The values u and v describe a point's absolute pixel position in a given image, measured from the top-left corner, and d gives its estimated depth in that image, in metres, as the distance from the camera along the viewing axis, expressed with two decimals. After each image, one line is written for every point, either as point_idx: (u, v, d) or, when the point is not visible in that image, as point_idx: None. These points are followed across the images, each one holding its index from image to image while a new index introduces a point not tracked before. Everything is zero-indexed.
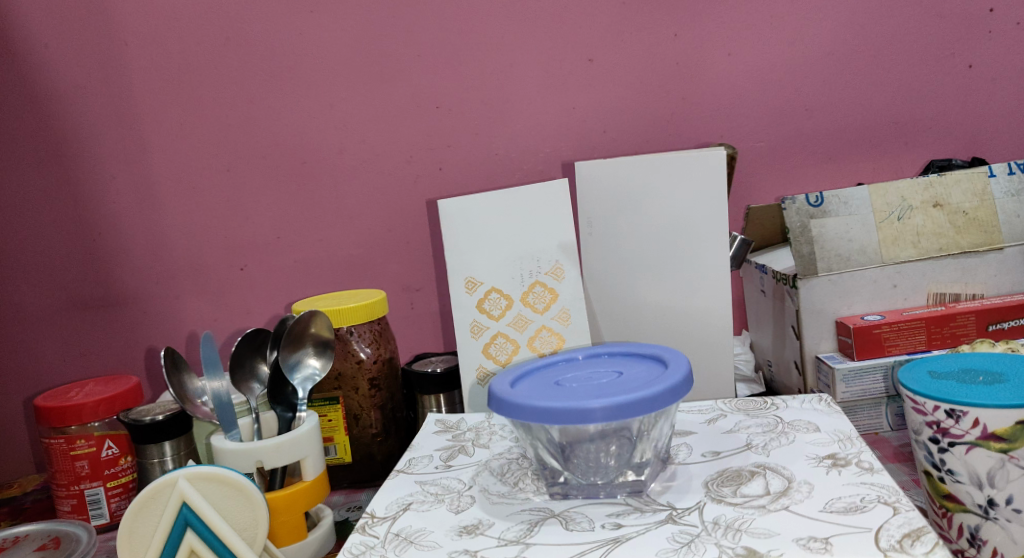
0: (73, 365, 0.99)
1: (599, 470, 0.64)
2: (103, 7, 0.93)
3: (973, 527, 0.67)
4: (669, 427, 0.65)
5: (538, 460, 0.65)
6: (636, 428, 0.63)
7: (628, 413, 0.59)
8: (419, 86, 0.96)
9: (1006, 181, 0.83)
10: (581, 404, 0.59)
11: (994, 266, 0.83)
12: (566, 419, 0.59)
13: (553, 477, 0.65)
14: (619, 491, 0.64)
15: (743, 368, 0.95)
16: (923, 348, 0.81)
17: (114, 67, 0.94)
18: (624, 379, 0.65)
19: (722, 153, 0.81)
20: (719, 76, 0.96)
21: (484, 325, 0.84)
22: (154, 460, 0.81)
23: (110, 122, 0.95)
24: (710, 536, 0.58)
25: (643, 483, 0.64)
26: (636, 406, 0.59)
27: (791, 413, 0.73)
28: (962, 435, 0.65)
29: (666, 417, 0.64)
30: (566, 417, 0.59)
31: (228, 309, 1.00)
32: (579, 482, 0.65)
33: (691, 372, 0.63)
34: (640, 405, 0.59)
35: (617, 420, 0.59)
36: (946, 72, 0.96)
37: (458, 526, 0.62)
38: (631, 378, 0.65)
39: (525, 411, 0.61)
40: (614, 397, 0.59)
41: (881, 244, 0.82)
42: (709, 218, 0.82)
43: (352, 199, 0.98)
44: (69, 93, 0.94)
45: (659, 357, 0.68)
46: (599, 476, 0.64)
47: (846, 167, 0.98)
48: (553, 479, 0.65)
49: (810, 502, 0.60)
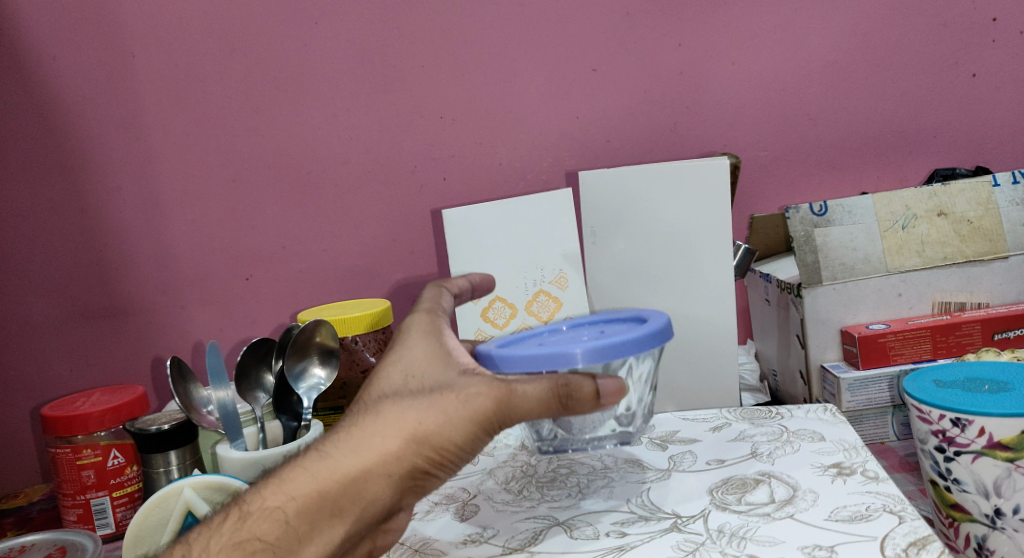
0: (80, 373, 0.99)
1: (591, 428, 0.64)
2: (111, 19, 0.94)
3: (980, 537, 0.66)
4: (652, 379, 0.65)
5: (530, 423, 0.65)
6: (625, 372, 0.62)
7: (609, 355, 0.60)
8: (424, 96, 0.96)
9: (1010, 190, 0.83)
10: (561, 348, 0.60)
11: (999, 275, 0.83)
12: (550, 364, 0.60)
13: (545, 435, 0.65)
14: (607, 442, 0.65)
15: (748, 378, 0.96)
16: (929, 357, 0.81)
17: (121, 78, 0.95)
18: (603, 336, 0.65)
19: (726, 161, 0.81)
20: (721, 86, 0.96)
21: (489, 334, 0.85)
22: (159, 469, 0.80)
23: (117, 132, 0.96)
24: (715, 544, 0.58)
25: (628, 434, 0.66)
26: (618, 349, 0.60)
27: (797, 422, 0.73)
28: (968, 444, 0.65)
29: (648, 368, 0.64)
30: (548, 361, 0.60)
31: (235, 317, 1.00)
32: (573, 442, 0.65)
33: (670, 324, 0.65)
34: (622, 349, 0.60)
35: (600, 360, 0.60)
36: (948, 81, 0.96)
37: (462, 534, 0.63)
38: (612, 334, 0.65)
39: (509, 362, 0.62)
40: (596, 342, 0.60)
41: (886, 253, 0.83)
42: (711, 228, 0.83)
43: (357, 209, 0.99)
44: (78, 104, 0.95)
45: (641, 320, 0.68)
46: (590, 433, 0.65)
47: (850, 176, 0.98)
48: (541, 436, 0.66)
49: (815, 511, 0.60)
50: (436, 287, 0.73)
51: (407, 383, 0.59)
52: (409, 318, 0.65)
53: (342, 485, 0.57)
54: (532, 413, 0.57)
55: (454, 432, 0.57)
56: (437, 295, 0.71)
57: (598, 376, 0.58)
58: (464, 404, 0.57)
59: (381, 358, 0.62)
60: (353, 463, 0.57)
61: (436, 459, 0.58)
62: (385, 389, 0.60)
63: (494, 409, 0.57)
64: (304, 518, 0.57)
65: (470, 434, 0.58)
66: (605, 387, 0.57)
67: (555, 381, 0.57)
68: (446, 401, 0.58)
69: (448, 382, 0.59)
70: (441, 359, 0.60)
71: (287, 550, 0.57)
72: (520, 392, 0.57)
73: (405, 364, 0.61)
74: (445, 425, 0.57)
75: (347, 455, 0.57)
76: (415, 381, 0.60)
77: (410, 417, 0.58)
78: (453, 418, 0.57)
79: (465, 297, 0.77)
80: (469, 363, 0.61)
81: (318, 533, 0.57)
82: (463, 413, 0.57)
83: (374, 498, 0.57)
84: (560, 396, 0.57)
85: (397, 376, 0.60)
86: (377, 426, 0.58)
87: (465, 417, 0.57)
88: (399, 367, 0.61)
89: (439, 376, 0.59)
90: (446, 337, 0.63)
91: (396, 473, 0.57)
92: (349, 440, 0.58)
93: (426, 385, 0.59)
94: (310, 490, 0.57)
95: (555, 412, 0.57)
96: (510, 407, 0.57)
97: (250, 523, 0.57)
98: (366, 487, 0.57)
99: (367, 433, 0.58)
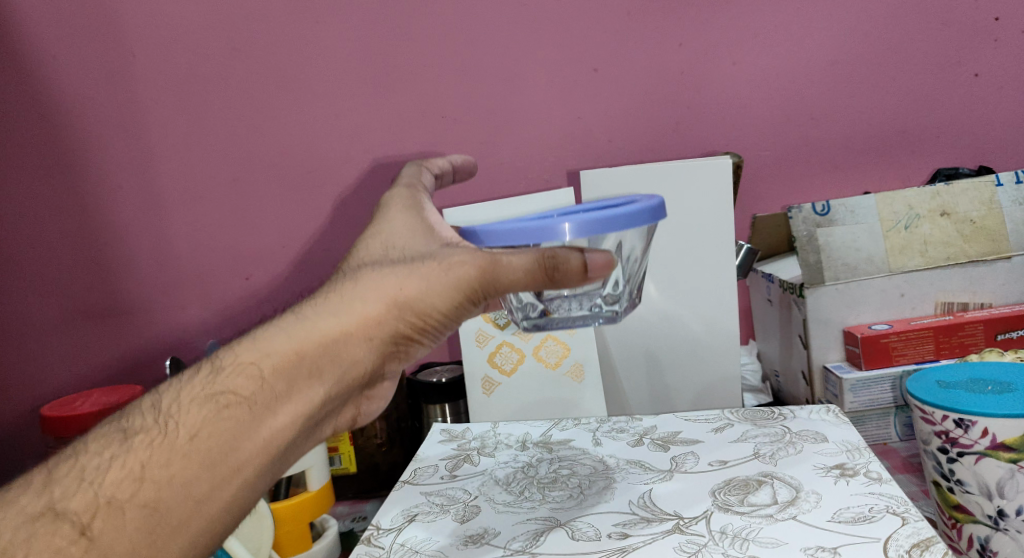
0: (81, 373, 0.99)
1: (580, 302, 0.61)
2: (110, 20, 0.93)
3: (983, 538, 0.66)
4: (643, 261, 0.62)
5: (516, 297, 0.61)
6: (614, 247, 0.58)
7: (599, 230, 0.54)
8: (424, 96, 0.96)
9: (1013, 190, 0.82)
10: (546, 223, 0.55)
11: (1002, 275, 0.82)
12: (537, 237, 0.55)
13: (531, 309, 0.61)
14: (598, 319, 0.61)
15: (750, 378, 0.95)
16: (931, 357, 0.80)
17: (120, 78, 0.94)
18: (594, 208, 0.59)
19: (729, 160, 0.82)
20: (723, 86, 0.96)
21: (490, 333, 0.84)
22: None
23: (116, 133, 0.96)
24: (718, 546, 0.57)
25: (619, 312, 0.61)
26: (611, 223, 0.54)
27: (799, 423, 0.73)
28: (971, 445, 0.64)
29: (642, 241, 0.60)
30: (533, 236, 0.55)
31: (234, 318, 0.99)
32: (559, 320, 0.61)
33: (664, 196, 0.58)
34: (613, 223, 0.54)
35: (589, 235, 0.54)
36: (951, 81, 0.95)
37: (463, 536, 0.62)
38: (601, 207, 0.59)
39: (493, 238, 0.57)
40: (587, 215, 0.54)
41: (888, 253, 0.82)
42: (713, 228, 0.83)
43: (358, 209, 0.98)
44: (76, 104, 0.95)
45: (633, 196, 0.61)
46: (579, 308, 0.61)
47: (852, 176, 0.98)
48: (526, 314, 0.62)
49: (818, 512, 0.59)
50: (415, 170, 0.70)
51: (388, 253, 0.57)
52: (388, 196, 0.63)
53: (322, 344, 0.54)
54: (516, 287, 0.55)
55: (438, 299, 0.55)
56: (417, 173, 0.69)
57: (586, 250, 0.55)
58: (446, 272, 0.55)
59: (361, 235, 0.60)
60: (335, 323, 0.54)
61: (417, 326, 0.56)
62: (365, 260, 0.58)
63: (478, 278, 0.55)
64: (282, 374, 0.52)
65: (454, 301, 0.55)
66: (593, 260, 0.54)
67: (542, 253, 0.54)
68: (428, 268, 0.56)
69: (430, 253, 0.57)
70: (423, 233, 0.59)
71: (263, 408, 0.52)
72: (506, 263, 0.54)
73: (386, 238, 0.59)
74: (429, 288, 0.55)
75: (326, 316, 0.54)
76: (396, 252, 0.58)
77: (392, 282, 0.55)
78: (436, 285, 0.55)
79: (446, 179, 0.74)
80: (451, 238, 0.59)
81: (295, 393, 0.53)
82: (447, 279, 0.55)
83: (354, 362, 0.55)
84: (547, 269, 0.54)
85: (378, 250, 0.58)
86: (357, 291, 0.55)
87: (448, 285, 0.55)
88: (380, 241, 0.59)
89: (421, 247, 0.58)
90: (428, 214, 0.61)
91: (377, 337, 0.55)
92: (330, 302, 0.55)
93: (408, 256, 0.57)
94: (287, 349, 0.53)
95: (541, 285, 0.54)
96: (495, 277, 0.54)
97: (224, 376, 0.52)
98: (346, 349, 0.54)
99: (346, 297, 0.55)
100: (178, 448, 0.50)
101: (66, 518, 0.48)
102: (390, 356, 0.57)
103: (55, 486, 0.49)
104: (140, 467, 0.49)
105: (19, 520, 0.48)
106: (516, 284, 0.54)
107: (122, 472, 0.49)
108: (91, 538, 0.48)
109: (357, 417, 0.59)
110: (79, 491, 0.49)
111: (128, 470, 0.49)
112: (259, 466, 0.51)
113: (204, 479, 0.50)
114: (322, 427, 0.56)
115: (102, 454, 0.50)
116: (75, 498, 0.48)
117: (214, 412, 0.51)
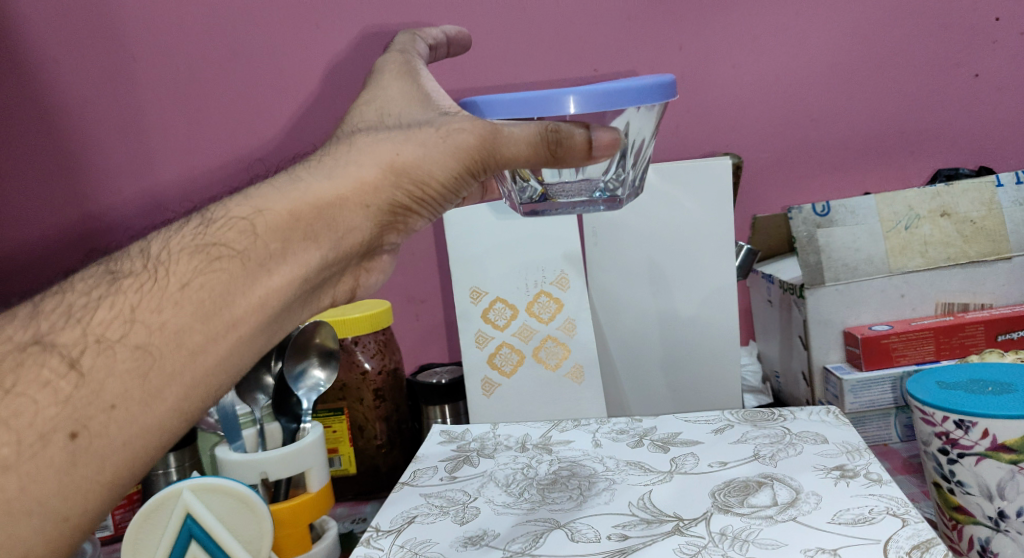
0: None
1: (579, 190, 0.56)
2: (116, 34, 1.01)
3: (983, 539, 0.65)
4: (649, 146, 0.57)
5: (512, 179, 0.57)
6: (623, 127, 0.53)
7: (604, 102, 0.50)
8: None
9: (1014, 191, 0.82)
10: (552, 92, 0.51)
11: (1002, 276, 0.82)
12: (539, 109, 0.52)
13: (527, 194, 0.58)
14: (597, 205, 0.56)
15: (749, 379, 0.96)
16: (932, 358, 0.80)
17: (126, 90, 1.02)
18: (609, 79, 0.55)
19: (728, 162, 0.82)
20: (721, 87, 0.96)
21: (489, 335, 0.84)
22: (159, 471, 0.81)
23: (118, 139, 1.03)
24: (717, 547, 0.57)
25: (619, 196, 0.56)
26: (618, 98, 0.50)
27: (799, 424, 0.73)
28: (971, 446, 0.64)
29: (649, 121, 0.55)
30: (540, 106, 0.51)
31: None
32: (558, 204, 0.56)
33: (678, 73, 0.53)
34: (619, 96, 0.50)
35: (595, 109, 0.50)
36: (950, 82, 0.95)
37: (462, 537, 0.62)
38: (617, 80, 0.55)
39: (502, 108, 0.53)
40: (593, 87, 0.50)
41: (889, 254, 0.82)
42: (709, 228, 0.83)
43: None
44: (81, 114, 1.03)
45: None
46: (579, 197, 0.56)
47: (851, 177, 0.98)
48: (524, 198, 0.58)
49: (819, 513, 0.59)
50: (409, 35, 0.66)
51: (383, 119, 0.55)
52: (383, 62, 0.60)
53: (318, 206, 0.50)
54: (518, 159, 0.52)
55: (438, 166, 0.53)
56: (410, 41, 0.64)
57: (592, 126, 0.52)
58: (445, 139, 0.53)
59: (354, 102, 0.58)
60: (330, 185, 0.51)
61: (414, 195, 0.53)
62: (360, 126, 0.55)
63: (478, 146, 0.52)
64: (275, 233, 0.49)
65: (455, 169, 0.53)
66: (597, 137, 0.52)
67: (545, 126, 0.51)
68: (425, 134, 0.53)
69: (426, 120, 0.54)
70: (419, 100, 0.56)
71: (257, 265, 0.48)
72: (506, 134, 0.52)
73: (381, 105, 0.56)
74: (426, 155, 0.53)
75: (321, 178, 0.51)
76: (392, 118, 0.55)
77: (389, 147, 0.53)
78: (433, 153, 0.53)
79: (441, 52, 0.69)
80: (450, 106, 0.56)
81: (291, 254, 0.50)
82: (446, 146, 0.53)
83: (351, 229, 0.52)
84: (549, 144, 0.51)
85: (372, 116, 0.55)
86: (352, 155, 0.53)
87: (447, 152, 0.53)
88: (375, 107, 0.56)
89: (418, 113, 0.55)
90: (424, 81, 0.58)
91: (374, 205, 0.52)
92: (324, 166, 0.52)
93: (404, 122, 0.54)
94: (282, 208, 0.50)
95: (544, 161, 0.53)
96: (495, 147, 0.52)
97: (214, 230, 0.49)
98: (343, 215, 0.51)
99: (341, 161, 0.52)
100: (168, 297, 0.46)
101: (54, 350, 0.45)
102: (387, 225, 0.54)
103: (42, 320, 0.46)
104: (129, 309, 0.46)
105: (8, 349, 0.45)
106: (516, 156, 0.52)
107: (111, 313, 0.46)
108: (81, 374, 0.44)
109: (356, 289, 0.58)
110: (67, 327, 0.46)
111: (117, 311, 0.46)
112: (255, 324, 0.48)
113: (198, 330, 0.47)
114: (318, 296, 0.54)
115: (90, 294, 0.47)
116: (64, 333, 0.45)
117: (204, 264, 0.47)
